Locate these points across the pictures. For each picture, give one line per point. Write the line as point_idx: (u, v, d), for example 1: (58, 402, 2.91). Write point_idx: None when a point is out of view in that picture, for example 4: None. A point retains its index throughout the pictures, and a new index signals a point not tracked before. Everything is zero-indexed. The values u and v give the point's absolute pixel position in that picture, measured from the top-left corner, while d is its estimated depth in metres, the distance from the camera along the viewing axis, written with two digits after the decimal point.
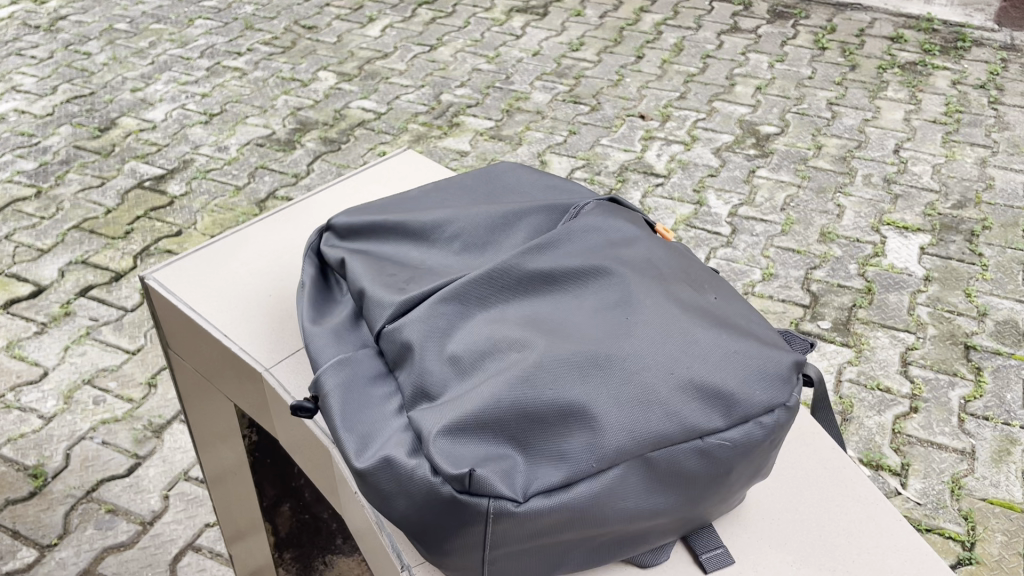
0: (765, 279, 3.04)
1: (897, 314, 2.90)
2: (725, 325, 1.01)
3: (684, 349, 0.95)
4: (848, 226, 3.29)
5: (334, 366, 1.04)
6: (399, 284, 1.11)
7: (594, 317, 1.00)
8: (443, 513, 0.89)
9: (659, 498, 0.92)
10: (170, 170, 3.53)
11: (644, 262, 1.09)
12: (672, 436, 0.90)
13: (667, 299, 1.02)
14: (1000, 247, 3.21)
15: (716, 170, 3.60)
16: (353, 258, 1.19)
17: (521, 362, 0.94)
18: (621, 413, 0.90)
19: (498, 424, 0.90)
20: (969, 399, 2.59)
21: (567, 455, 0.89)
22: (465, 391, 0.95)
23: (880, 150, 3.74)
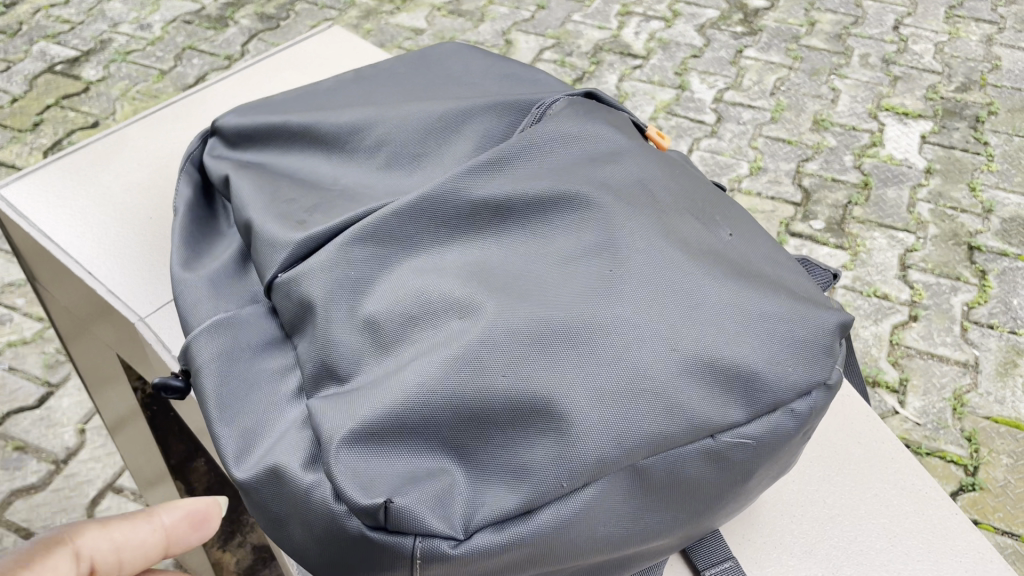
0: (753, 174, 2.76)
1: (896, 211, 2.64)
2: (742, 276, 0.77)
3: (687, 315, 0.71)
4: (844, 113, 2.99)
5: (208, 330, 0.77)
6: (296, 215, 0.83)
7: (564, 264, 0.74)
8: (349, 553, 0.64)
9: (652, 520, 0.69)
10: (85, 51, 3.11)
11: (635, 180, 0.82)
12: (675, 438, 0.66)
13: (666, 239, 0.76)
14: (1006, 135, 2.94)
15: (700, 50, 3.25)
16: (241, 177, 0.92)
17: (462, 332, 0.68)
18: (604, 409, 0.65)
19: (430, 428, 0.65)
20: (973, 305, 2.37)
21: (527, 471, 0.64)
22: (385, 370, 0.69)
23: (878, 26, 3.40)
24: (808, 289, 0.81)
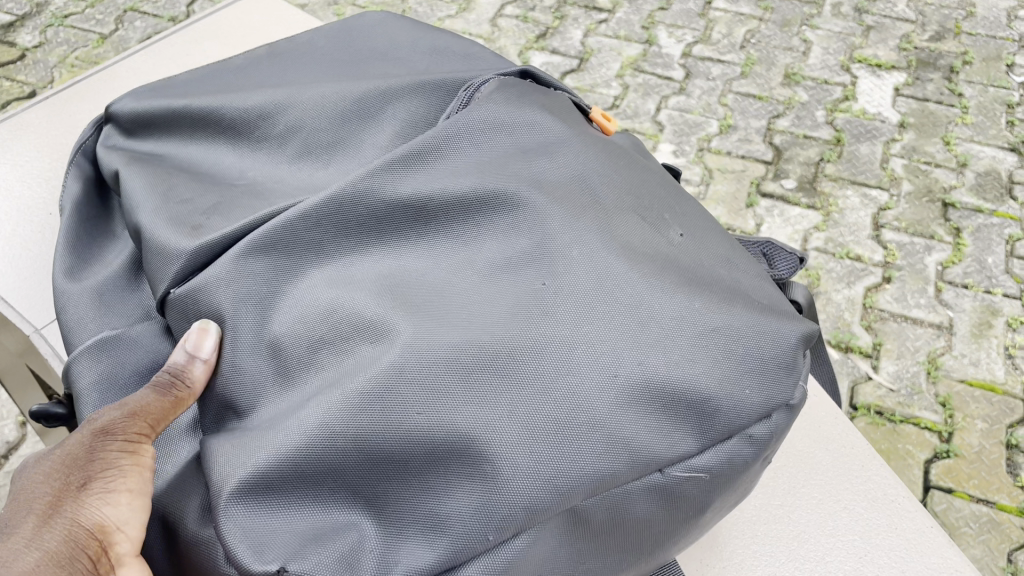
0: (723, 132, 2.67)
1: (868, 168, 2.57)
2: (692, 283, 0.83)
3: (634, 335, 0.75)
4: (815, 66, 2.90)
5: (91, 352, 0.86)
6: (174, 212, 0.89)
7: (490, 282, 0.79)
8: None
9: (597, 562, 0.75)
10: (20, 16, 2.94)
11: (570, 202, 0.85)
12: (620, 476, 0.71)
13: (605, 248, 0.81)
14: (981, 85, 2.86)
15: (667, 3, 3.13)
16: (128, 168, 1.00)
17: (375, 360, 0.72)
18: (538, 450, 0.69)
19: (354, 478, 0.69)
20: (947, 265, 2.31)
21: (467, 521, 0.68)
22: (298, 399, 0.74)
23: None
24: (771, 297, 0.89)
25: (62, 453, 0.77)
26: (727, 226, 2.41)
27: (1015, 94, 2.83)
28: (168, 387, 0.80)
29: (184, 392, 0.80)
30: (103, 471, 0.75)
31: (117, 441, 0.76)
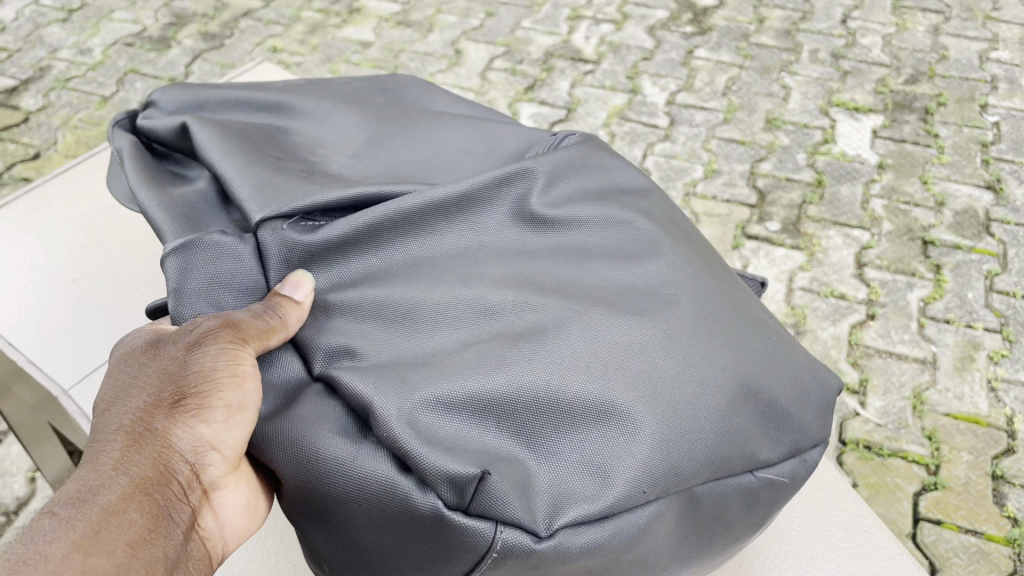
0: (708, 177, 2.75)
1: (850, 209, 2.65)
2: (761, 323, 1.08)
3: (739, 348, 0.99)
4: (795, 111, 3.00)
5: (183, 255, 0.94)
6: (257, 172, 1.06)
7: (625, 286, 1.00)
8: (413, 525, 0.81)
9: (685, 541, 0.93)
10: (23, 80, 3.03)
11: (675, 246, 1.08)
12: (735, 457, 0.93)
13: (707, 284, 1.05)
14: (956, 126, 2.96)
15: (650, 53, 3.24)
16: (214, 133, 1.17)
17: (555, 324, 0.92)
18: (683, 413, 0.88)
19: (534, 419, 0.85)
20: (929, 301, 2.38)
21: (628, 463, 0.84)
22: (462, 344, 0.91)
23: (827, 21, 3.41)
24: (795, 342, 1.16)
25: (159, 373, 0.87)
26: None
27: (989, 133, 2.93)
28: (264, 315, 0.89)
29: (278, 326, 0.90)
30: (203, 393, 0.85)
31: (214, 360, 0.86)
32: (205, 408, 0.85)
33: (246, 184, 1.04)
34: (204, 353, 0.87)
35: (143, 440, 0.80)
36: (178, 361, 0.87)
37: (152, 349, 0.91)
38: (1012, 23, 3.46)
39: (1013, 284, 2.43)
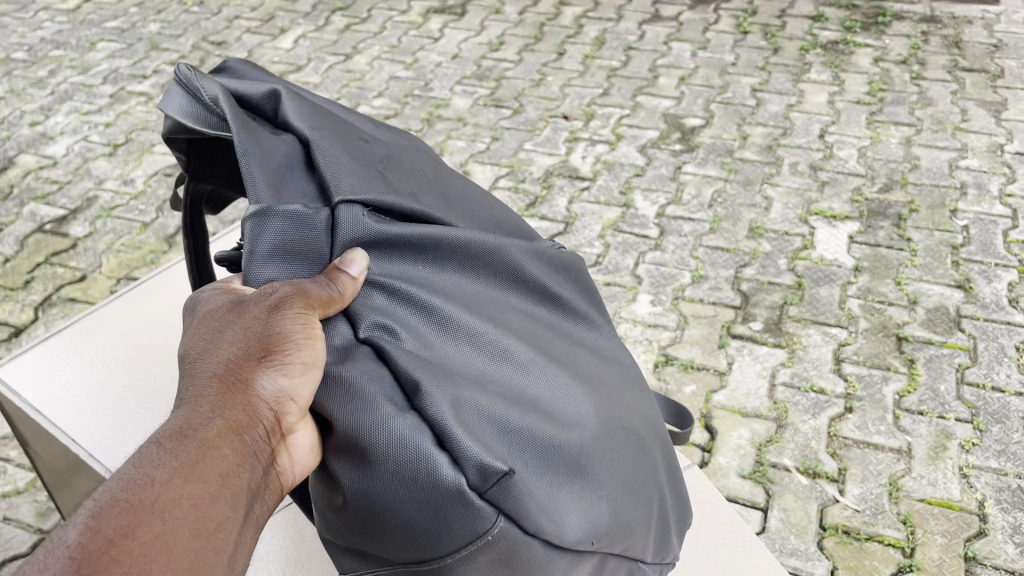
0: (695, 282, 2.98)
1: (828, 309, 2.85)
2: (666, 450, 1.35)
3: (655, 464, 1.25)
4: (777, 219, 3.24)
5: (262, 217, 1.05)
6: (342, 155, 1.16)
7: (603, 382, 1.23)
8: (427, 491, 0.96)
9: None
10: (72, 209, 3.36)
11: (628, 366, 1.34)
12: (638, 547, 1.16)
13: (645, 406, 1.31)
14: (927, 230, 3.17)
15: (642, 169, 3.52)
16: (285, 97, 1.23)
17: (567, 395, 1.14)
18: (627, 498, 1.12)
19: (539, 453, 1.04)
20: (903, 394, 2.55)
21: (586, 519, 1.05)
22: (491, 375, 1.09)
23: (806, 136, 3.70)
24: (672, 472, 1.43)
25: (244, 329, 0.98)
26: (701, 366, 2.68)
27: (959, 236, 3.14)
28: (329, 288, 1.02)
29: (338, 300, 1.03)
30: (282, 350, 0.96)
31: (290, 324, 0.98)
32: (281, 365, 0.95)
33: (339, 163, 1.14)
34: (283, 317, 0.98)
35: (226, 395, 0.92)
36: (258, 319, 0.98)
37: (236, 302, 1.02)
38: (981, 133, 3.71)
39: (983, 376, 2.59)
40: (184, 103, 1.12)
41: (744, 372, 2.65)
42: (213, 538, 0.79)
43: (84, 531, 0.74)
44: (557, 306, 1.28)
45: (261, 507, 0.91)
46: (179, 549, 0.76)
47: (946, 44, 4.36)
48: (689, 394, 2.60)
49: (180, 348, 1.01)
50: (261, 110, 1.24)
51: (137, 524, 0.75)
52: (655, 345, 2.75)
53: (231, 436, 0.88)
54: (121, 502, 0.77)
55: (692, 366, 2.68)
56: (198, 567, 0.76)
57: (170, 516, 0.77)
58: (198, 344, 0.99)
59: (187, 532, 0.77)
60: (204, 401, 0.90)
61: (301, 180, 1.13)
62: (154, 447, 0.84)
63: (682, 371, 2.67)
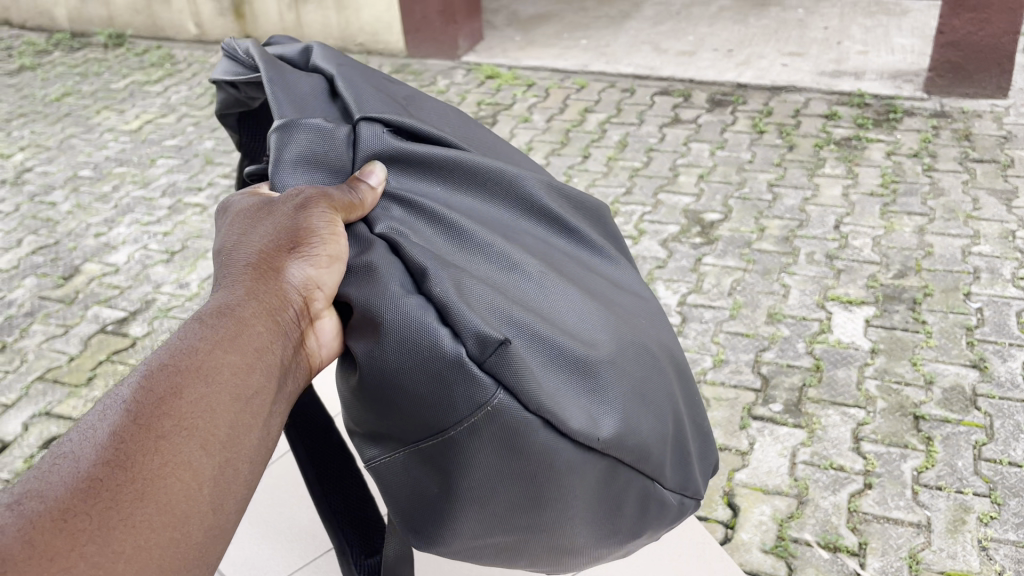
0: (716, 366, 3.11)
1: (846, 389, 2.95)
2: (685, 391, 1.54)
3: (669, 391, 1.44)
4: (794, 306, 3.38)
5: (287, 128, 1.34)
6: (362, 87, 1.52)
7: (622, 315, 1.45)
8: (432, 360, 1.19)
9: (595, 500, 1.32)
10: (132, 311, 3.62)
11: (646, 305, 1.56)
12: (651, 455, 1.34)
13: (665, 342, 1.51)
14: (942, 312, 3.29)
15: (663, 262, 3.71)
16: (317, 49, 1.61)
17: (583, 312, 1.36)
18: (637, 406, 1.31)
19: (555, 349, 1.25)
20: (921, 470, 2.62)
21: (594, 418, 1.25)
22: (508, 282, 1.34)
23: (821, 227, 3.87)
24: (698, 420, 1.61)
25: (273, 227, 1.25)
26: (723, 446, 2.79)
27: (973, 317, 3.25)
28: (350, 194, 1.29)
29: (357, 203, 1.30)
30: (309, 242, 1.22)
31: (315, 219, 1.24)
32: (308, 255, 1.22)
33: (361, 95, 1.48)
34: (308, 215, 1.24)
35: (263, 281, 1.19)
36: (288, 215, 1.25)
37: (265, 204, 1.31)
38: (992, 219, 3.84)
39: (999, 452, 2.66)
40: (229, 67, 1.58)
41: (765, 451, 2.75)
42: (249, 402, 1.04)
43: (141, 393, 0.98)
44: (572, 241, 1.55)
45: (290, 377, 1.18)
46: (220, 409, 1.00)
47: (956, 137, 4.54)
48: (711, 473, 2.70)
49: (220, 244, 1.29)
50: (295, 63, 1.64)
51: (184, 389, 1.00)
52: None
53: (266, 315, 1.15)
54: (172, 370, 1.02)
55: (714, 446, 2.78)
56: (238, 426, 1.01)
57: (211, 383, 1.02)
58: (234, 241, 1.27)
59: (227, 398, 1.02)
60: (243, 287, 1.17)
61: (327, 105, 1.48)
62: (200, 323, 1.10)
63: None
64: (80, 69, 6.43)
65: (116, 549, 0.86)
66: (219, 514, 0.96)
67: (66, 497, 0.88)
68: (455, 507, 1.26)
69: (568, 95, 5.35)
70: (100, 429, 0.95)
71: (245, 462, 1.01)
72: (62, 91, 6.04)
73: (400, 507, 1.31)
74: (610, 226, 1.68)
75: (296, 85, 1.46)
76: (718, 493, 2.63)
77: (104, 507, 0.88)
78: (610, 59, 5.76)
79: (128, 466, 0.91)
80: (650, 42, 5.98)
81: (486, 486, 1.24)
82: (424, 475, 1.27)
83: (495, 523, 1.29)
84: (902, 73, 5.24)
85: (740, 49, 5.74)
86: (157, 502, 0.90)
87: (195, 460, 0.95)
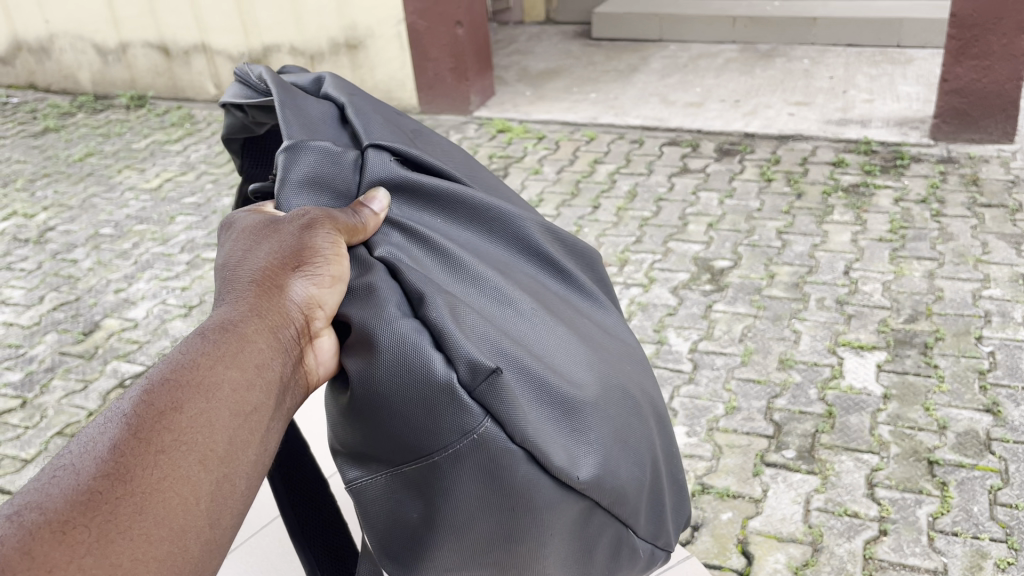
0: (729, 413, 3.12)
1: (859, 435, 2.95)
2: (666, 442, 1.55)
3: (653, 439, 1.44)
4: (805, 351, 3.40)
5: (294, 150, 1.38)
6: (371, 116, 1.57)
7: (609, 358, 1.46)
8: (422, 386, 1.21)
9: (573, 545, 1.31)
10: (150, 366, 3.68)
11: (632, 352, 1.58)
12: (627, 503, 1.34)
13: (651, 390, 1.52)
14: (954, 356, 3.29)
15: (674, 309, 3.74)
16: (330, 79, 1.66)
17: (570, 351, 1.37)
18: (617, 451, 1.32)
19: (541, 385, 1.26)
20: (936, 515, 2.61)
21: (574, 459, 1.25)
22: (498, 314, 1.35)
23: (831, 273, 3.89)
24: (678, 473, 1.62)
25: (278, 244, 1.29)
26: (736, 493, 2.78)
27: (985, 361, 3.25)
28: (354, 218, 1.33)
29: (361, 226, 1.33)
30: (313, 261, 1.26)
31: (319, 239, 1.28)
32: (311, 274, 1.25)
33: (369, 123, 1.53)
34: (312, 233, 1.28)
35: (266, 298, 1.22)
36: (292, 235, 1.29)
37: (271, 220, 1.34)
38: (1002, 263, 3.85)
39: (1015, 497, 2.65)
40: (239, 91, 1.60)
41: (778, 498, 2.73)
42: (246, 418, 1.07)
43: (142, 407, 1.01)
44: (562, 283, 1.58)
45: (289, 393, 1.20)
46: (219, 425, 1.03)
47: (964, 182, 4.58)
48: (725, 520, 2.68)
49: (222, 259, 1.31)
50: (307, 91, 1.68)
51: (184, 405, 1.03)
52: (691, 474, 2.87)
53: (266, 332, 1.18)
54: (172, 385, 1.05)
55: (727, 493, 2.77)
56: (235, 442, 1.04)
57: (210, 400, 1.05)
58: (237, 255, 1.29)
59: (226, 414, 1.05)
60: (246, 302, 1.20)
61: (337, 130, 1.53)
62: (201, 339, 1.13)
63: (718, 499, 2.76)
64: (102, 130, 6.61)
65: (114, 560, 0.88)
66: (215, 529, 0.98)
67: (67, 509, 0.90)
68: (431, 536, 1.25)
69: (578, 148, 5.44)
70: (100, 442, 0.98)
71: (241, 477, 1.04)
72: (85, 151, 6.20)
73: (379, 537, 1.30)
74: (600, 274, 1.71)
75: (307, 107, 1.51)
76: (731, 541, 2.61)
77: (103, 520, 0.90)
78: (618, 111, 5.87)
79: (127, 480, 0.94)
80: (658, 94, 6.09)
81: (465, 517, 1.23)
82: (405, 500, 1.27)
83: (470, 557, 1.27)
84: (908, 120, 5.30)
85: (747, 99, 5.84)
86: (154, 515, 0.93)
87: (193, 476, 0.98)
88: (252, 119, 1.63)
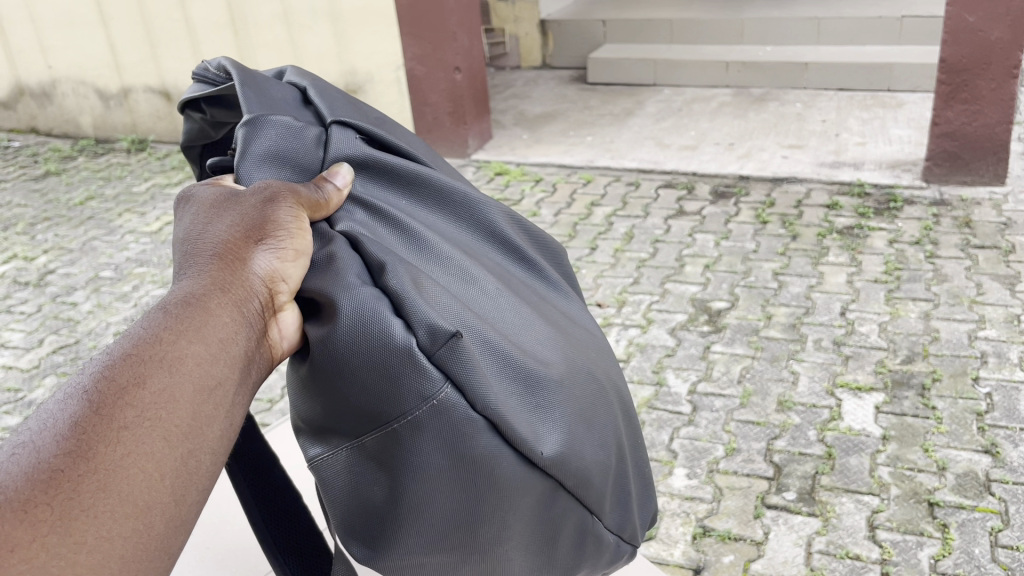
0: (728, 455, 3.12)
1: (859, 476, 2.95)
2: (634, 434, 1.54)
3: (619, 423, 1.43)
4: (804, 393, 3.40)
5: (252, 126, 1.37)
6: (334, 99, 1.57)
7: (574, 341, 1.44)
8: (378, 353, 1.17)
9: (539, 526, 1.28)
10: None
11: (597, 340, 1.56)
12: (595, 490, 1.31)
13: (619, 378, 1.52)
14: (951, 398, 3.30)
15: (672, 350, 3.76)
16: (291, 69, 1.66)
17: (532, 330, 1.36)
18: (582, 428, 1.30)
19: (504, 358, 1.25)
20: (938, 557, 2.61)
21: (537, 434, 1.23)
22: (461, 288, 1.34)
23: (827, 314, 3.93)
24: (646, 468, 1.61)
25: (239, 216, 1.23)
26: (738, 536, 2.77)
27: (982, 403, 3.26)
28: (317, 193, 1.32)
29: (325, 202, 1.32)
30: (275, 234, 1.22)
31: (281, 213, 1.24)
32: (274, 246, 1.21)
33: (334, 107, 1.53)
34: (275, 207, 1.24)
35: (229, 271, 1.16)
36: (252, 206, 1.24)
37: (231, 194, 1.28)
38: (997, 304, 3.88)
39: (1016, 539, 2.65)
40: (196, 88, 1.57)
41: (779, 541, 2.73)
42: (211, 393, 1.02)
43: (104, 382, 0.96)
44: (527, 273, 1.57)
45: (254, 366, 1.14)
46: (184, 400, 0.98)
47: (957, 224, 4.62)
48: (727, 563, 2.67)
49: (182, 233, 1.25)
50: None
51: (147, 378, 0.98)
52: (692, 517, 2.86)
53: (231, 305, 1.12)
54: (134, 358, 0.99)
55: (729, 536, 2.77)
56: (200, 418, 0.99)
57: (175, 372, 1.00)
58: (197, 229, 1.23)
59: (191, 389, 1.00)
60: (208, 276, 1.14)
61: (301, 110, 1.52)
62: (163, 312, 1.07)
63: (720, 542, 2.75)
64: (103, 173, 6.67)
65: (78, 540, 0.85)
66: (180, 505, 0.94)
67: (26, 488, 0.86)
68: (396, 515, 1.20)
69: (575, 190, 5.49)
70: (58, 419, 0.93)
71: (206, 454, 0.99)
72: (86, 195, 6.24)
73: (343, 518, 1.24)
74: (566, 268, 1.71)
75: (270, 87, 1.50)
76: None
77: (65, 499, 0.86)
78: (615, 154, 5.95)
79: (90, 457, 0.90)
80: (654, 138, 6.17)
81: (428, 492, 1.18)
82: (369, 476, 1.22)
83: (435, 538, 1.21)
84: (900, 163, 5.38)
85: (741, 142, 5.92)
86: (117, 492, 0.89)
87: (156, 452, 0.93)
88: (210, 119, 1.64)
